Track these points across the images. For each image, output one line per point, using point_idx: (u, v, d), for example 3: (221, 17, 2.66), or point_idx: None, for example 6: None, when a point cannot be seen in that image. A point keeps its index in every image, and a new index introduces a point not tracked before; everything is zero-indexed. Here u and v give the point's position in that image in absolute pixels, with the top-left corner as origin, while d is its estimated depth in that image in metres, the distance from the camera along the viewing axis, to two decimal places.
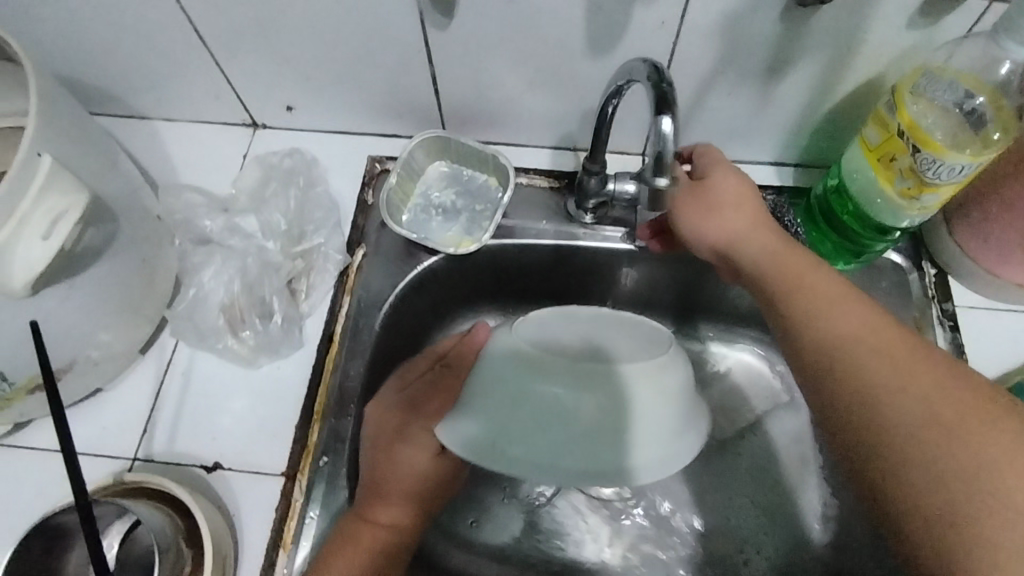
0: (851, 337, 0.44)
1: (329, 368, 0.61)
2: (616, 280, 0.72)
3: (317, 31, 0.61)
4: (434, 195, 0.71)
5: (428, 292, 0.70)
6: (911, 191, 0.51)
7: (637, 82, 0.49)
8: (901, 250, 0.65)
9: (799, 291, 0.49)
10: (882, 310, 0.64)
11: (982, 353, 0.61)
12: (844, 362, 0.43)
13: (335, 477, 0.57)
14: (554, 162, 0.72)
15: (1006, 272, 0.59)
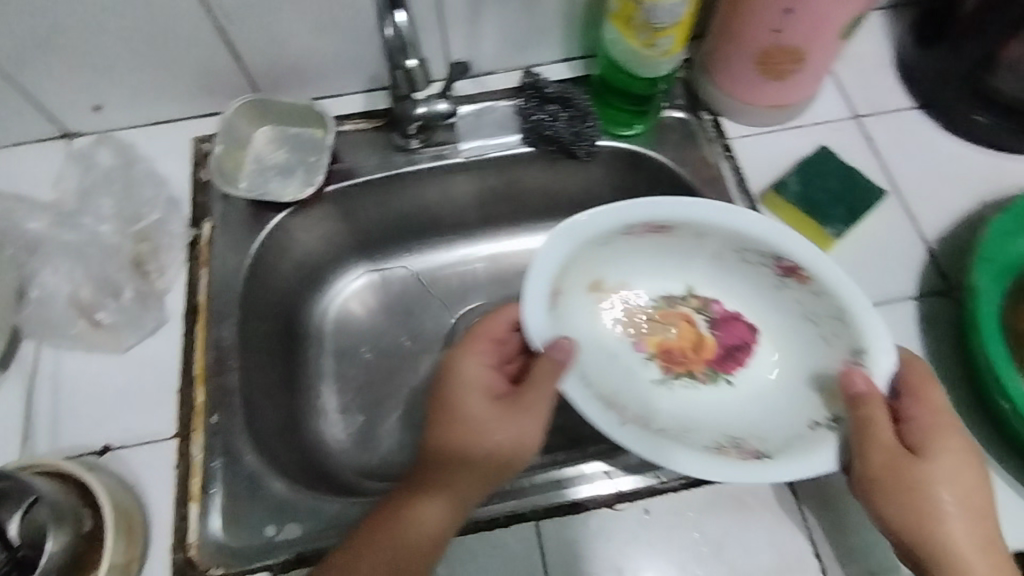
0: (937, 457, 0.51)
1: (202, 336, 0.64)
2: (461, 202, 0.83)
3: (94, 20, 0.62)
4: (266, 159, 0.74)
5: (292, 255, 0.77)
6: (650, 37, 0.60)
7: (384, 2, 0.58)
8: (681, 107, 0.75)
9: (944, 472, 0.50)
10: (676, 158, 0.74)
11: (758, 169, 0.71)
12: (924, 439, 0.52)
13: (229, 429, 0.60)
14: (372, 103, 0.77)
15: (757, 98, 0.70)
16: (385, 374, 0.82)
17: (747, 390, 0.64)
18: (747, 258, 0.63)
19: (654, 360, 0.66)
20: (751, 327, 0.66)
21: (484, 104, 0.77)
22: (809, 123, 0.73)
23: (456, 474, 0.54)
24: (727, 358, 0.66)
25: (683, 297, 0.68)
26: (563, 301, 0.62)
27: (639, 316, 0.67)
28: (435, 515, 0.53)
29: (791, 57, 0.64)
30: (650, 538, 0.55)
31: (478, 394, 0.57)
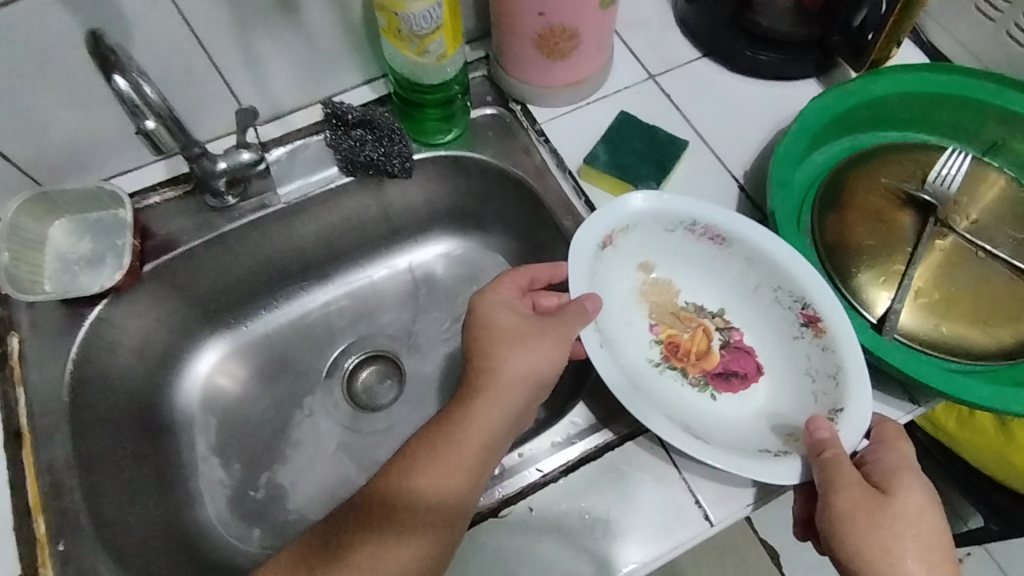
0: (908, 493, 0.49)
1: (31, 461, 0.59)
2: (303, 246, 0.80)
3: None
4: (67, 253, 0.69)
5: (130, 345, 0.72)
6: (415, 41, 0.60)
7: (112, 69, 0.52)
8: (490, 103, 0.77)
9: (907, 514, 0.48)
10: (497, 154, 0.75)
11: (573, 146, 0.73)
12: (885, 479, 0.50)
13: (80, 550, 0.56)
14: (175, 169, 0.73)
15: (552, 80, 0.72)
16: (267, 440, 0.78)
17: (724, 408, 0.60)
18: (778, 299, 0.61)
19: (659, 345, 0.63)
20: (756, 365, 0.62)
21: (294, 144, 0.75)
22: (611, 92, 0.75)
23: (447, 466, 0.53)
24: (722, 376, 0.62)
25: (711, 313, 0.65)
26: (609, 255, 0.62)
27: (668, 309, 0.65)
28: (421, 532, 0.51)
29: (564, 36, 0.66)
30: (538, 533, 0.55)
31: (507, 315, 0.58)
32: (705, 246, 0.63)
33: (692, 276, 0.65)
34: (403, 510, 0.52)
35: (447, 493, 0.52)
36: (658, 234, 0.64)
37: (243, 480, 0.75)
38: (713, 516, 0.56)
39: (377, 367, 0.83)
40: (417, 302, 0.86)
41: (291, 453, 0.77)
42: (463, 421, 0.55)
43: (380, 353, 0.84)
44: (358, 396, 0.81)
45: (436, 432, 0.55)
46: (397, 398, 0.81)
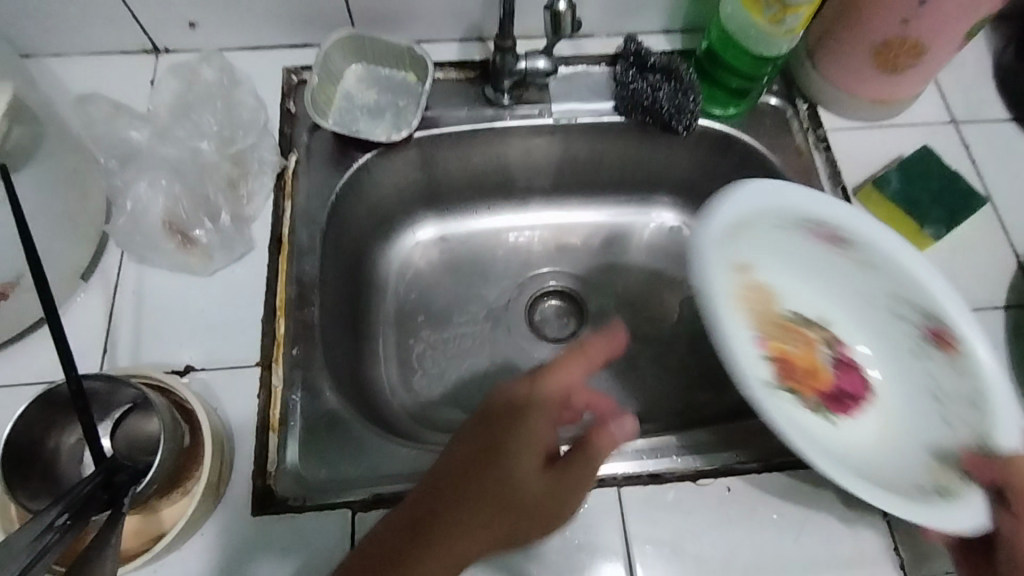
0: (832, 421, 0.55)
1: (284, 268, 0.63)
2: (541, 165, 0.80)
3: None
4: (356, 97, 0.72)
5: (368, 199, 0.75)
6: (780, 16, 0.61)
7: None
8: (777, 93, 0.75)
9: None
10: (769, 145, 0.73)
11: (854, 163, 0.71)
12: None
13: (309, 363, 0.60)
14: (467, 54, 0.75)
15: (861, 91, 0.70)
16: (447, 330, 0.79)
17: (845, 435, 0.54)
18: (902, 316, 0.58)
19: (771, 363, 0.51)
20: (867, 384, 0.59)
21: (578, 69, 0.76)
22: (904, 123, 0.73)
23: (535, 446, 0.45)
24: (839, 399, 0.57)
25: (813, 321, 0.60)
26: (887, 370, 0.59)
27: (771, 319, 0.55)
28: (586, 475, 0.47)
29: (910, 50, 0.64)
30: (730, 515, 0.56)
31: (533, 458, 0.45)
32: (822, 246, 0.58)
33: (806, 285, 0.60)
34: (574, 465, 0.46)
35: (526, 481, 0.45)
36: (785, 237, 0.57)
37: (416, 359, 0.77)
38: (908, 569, 0.54)
39: (563, 307, 0.82)
40: (618, 258, 0.84)
41: (466, 350, 0.78)
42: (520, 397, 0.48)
43: (569, 292, 0.83)
44: (537, 325, 0.81)
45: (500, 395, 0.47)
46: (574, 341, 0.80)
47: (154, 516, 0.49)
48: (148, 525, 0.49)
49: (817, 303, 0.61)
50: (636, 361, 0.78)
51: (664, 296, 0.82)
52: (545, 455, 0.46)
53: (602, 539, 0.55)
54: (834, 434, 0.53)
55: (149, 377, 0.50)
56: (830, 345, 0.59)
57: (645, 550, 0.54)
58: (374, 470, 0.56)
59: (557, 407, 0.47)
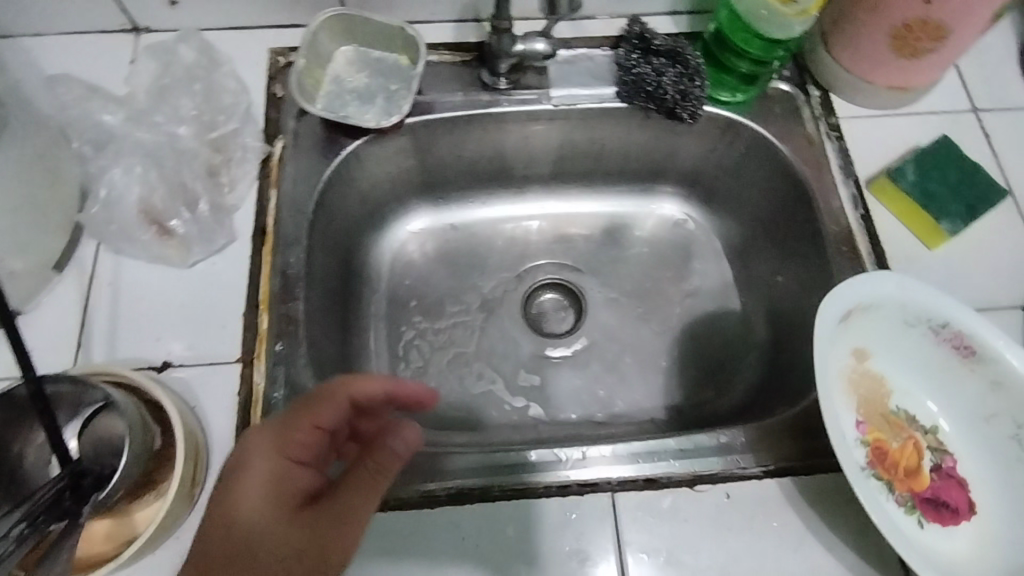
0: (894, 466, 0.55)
1: (268, 260, 0.60)
2: (539, 153, 0.77)
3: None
4: (346, 81, 0.69)
5: (359, 188, 0.72)
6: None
7: None
8: (788, 79, 0.71)
9: None
10: (778, 134, 0.70)
11: (868, 153, 0.67)
12: None
13: (293, 360, 0.57)
14: (463, 35, 0.72)
15: (877, 77, 0.66)
16: (440, 324, 0.76)
17: (931, 540, 0.52)
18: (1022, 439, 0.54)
19: (865, 447, 0.55)
20: (971, 502, 0.55)
21: (579, 52, 0.72)
22: (922, 111, 0.69)
23: (288, 484, 0.45)
24: (931, 504, 0.54)
25: (924, 427, 0.58)
26: (986, 478, 0.56)
27: (879, 410, 0.57)
28: (365, 491, 0.46)
29: (932, 32, 0.60)
30: (730, 523, 0.53)
31: (298, 442, 0.47)
32: (943, 352, 0.57)
33: (927, 392, 0.59)
34: (337, 494, 0.45)
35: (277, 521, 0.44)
36: (893, 325, 0.57)
37: (408, 354, 0.74)
38: None
39: (562, 301, 0.80)
40: (618, 250, 0.81)
41: (460, 345, 0.75)
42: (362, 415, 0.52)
43: (568, 285, 0.80)
44: (534, 319, 0.78)
45: (297, 405, 0.48)
46: (573, 337, 0.77)
47: (125, 523, 0.46)
48: (120, 532, 0.46)
49: (915, 398, 0.59)
50: (636, 358, 0.75)
51: (667, 290, 0.79)
52: (306, 489, 0.46)
53: (596, 547, 0.52)
54: (914, 533, 0.52)
55: (114, 373, 0.48)
56: (935, 452, 0.57)
57: (640, 559, 0.52)
58: None
59: (311, 431, 0.47)
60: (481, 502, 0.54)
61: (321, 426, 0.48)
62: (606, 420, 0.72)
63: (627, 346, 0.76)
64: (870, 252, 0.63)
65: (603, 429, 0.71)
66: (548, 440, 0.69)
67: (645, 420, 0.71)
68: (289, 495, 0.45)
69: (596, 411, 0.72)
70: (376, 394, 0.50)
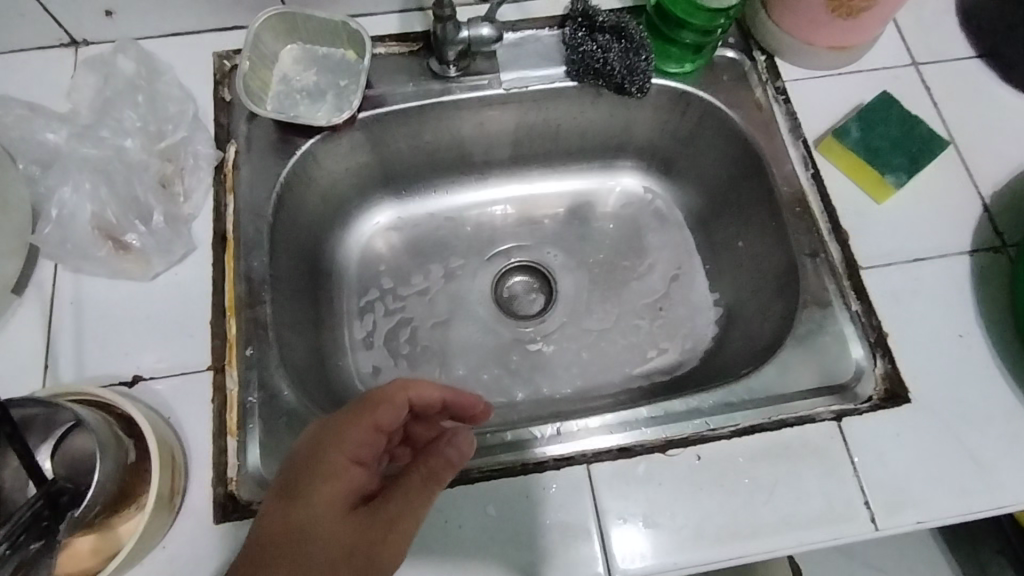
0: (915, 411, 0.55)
1: (230, 266, 0.60)
2: (496, 138, 0.77)
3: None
4: (294, 80, 0.68)
5: (319, 186, 0.72)
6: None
7: None
8: (734, 46, 0.72)
9: None
10: (727, 101, 0.71)
11: (814, 114, 0.69)
12: None
13: (264, 363, 0.58)
14: (408, 25, 0.71)
15: (818, 38, 0.67)
16: (413, 315, 0.77)
17: None
18: None
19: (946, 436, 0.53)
20: None
21: (526, 33, 0.72)
22: (864, 69, 0.70)
23: (344, 481, 0.44)
24: None
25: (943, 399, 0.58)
26: None
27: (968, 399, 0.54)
28: (419, 498, 0.45)
29: None
30: (704, 482, 0.55)
31: (355, 446, 0.45)
32: None
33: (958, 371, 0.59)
34: (395, 497, 0.45)
35: (332, 513, 0.43)
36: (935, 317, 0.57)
37: (383, 347, 0.75)
38: (880, 521, 0.54)
39: (533, 283, 0.81)
40: (583, 228, 0.82)
41: (434, 334, 0.76)
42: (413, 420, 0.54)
43: (536, 266, 0.81)
44: (505, 302, 0.79)
45: (363, 398, 0.47)
46: (545, 317, 0.78)
47: (110, 538, 0.46)
48: (106, 545, 0.46)
49: None
50: (608, 332, 0.77)
51: (632, 263, 0.80)
52: (362, 488, 0.45)
53: (575, 517, 0.54)
54: None
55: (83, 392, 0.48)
56: None
57: (619, 524, 0.54)
58: None
59: (371, 431, 0.46)
60: (462, 485, 0.55)
61: (382, 426, 0.47)
62: (584, 395, 0.74)
63: (597, 321, 0.78)
64: (822, 211, 0.65)
65: (580, 404, 0.73)
66: (526, 419, 0.71)
67: (620, 393, 0.73)
68: (341, 497, 0.44)
69: (572, 387, 0.74)
70: (434, 400, 0.50)
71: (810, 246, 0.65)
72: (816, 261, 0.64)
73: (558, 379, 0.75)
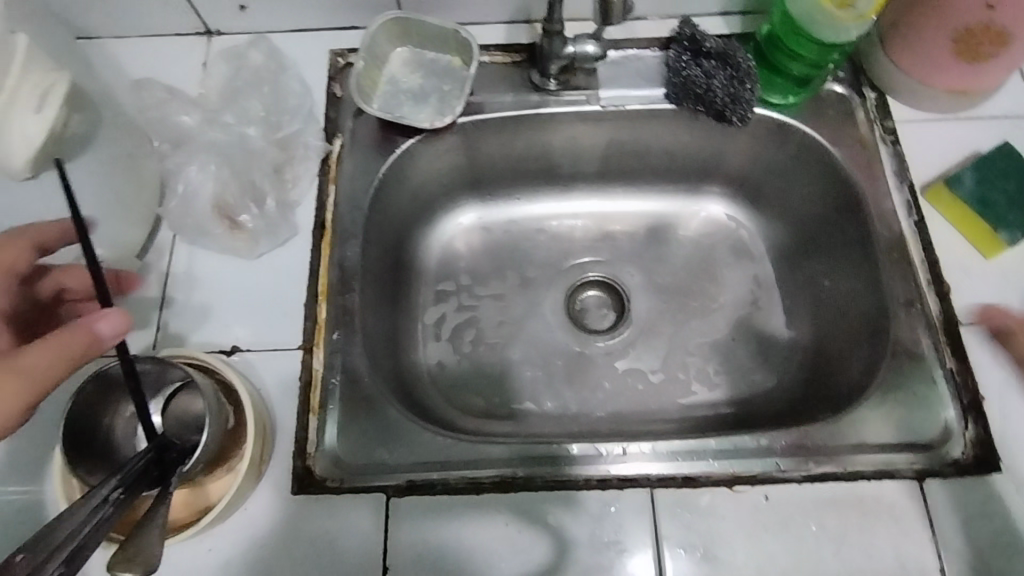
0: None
1: (327, 253, 0.64)
2: (586, 154, 0.78)
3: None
4: (401, 81, 0.71)
5: (413, 185, 0.75)
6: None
7: None
8: (842, 81, 0.70)
9: None
10: (831, 136, 0.69)
11: (922, 158, 0.67)
12: None
13: (348, 348, 0.60)
14: (514, 36, 0.73)
15: (936, 81, 0.65)
16: (486, 317, 0.79)
17: None
18: None
19: None
20: None
21: (629, 53, 0.73)
22: (980, 116, 0.67)
23: None
24: None
25: None
26: None
27: None
28: None
29: (995, 38, 0.59)
30: (770, 523, 0.54)
31: None
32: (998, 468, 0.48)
33: None
34: None
35: None
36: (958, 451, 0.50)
37: (455, 345, 0.77)
38: None
39: (605, 299, 0.81)
40: (661, 249, 0.82)
41: (505, 338, 0.78)
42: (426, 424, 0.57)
43: (610, 283, 0.81)
44: (576, 315, 0.80)
45: None
46: (615, 333, 0.78)
47: (201, 493, 0.51)
48: (197, 499, 0.50)
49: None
50: (677, 357, 0.76)
51: (709, 290, 0.79)
52: None
53: (634, 539, 0.54)
54: None
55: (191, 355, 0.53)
56: None
57: (676, 554, 0.54)
58: (410, 455, 0.57)
59: None
60: (525, 491, 0.56)
61: None
62: (646, 416, 0.73)
63: (667, 345, 0.77)
64: (922, 260, 0.63)
65: (644, 427, 0.73)
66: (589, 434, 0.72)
67: (685, 420, 0.73)
68: None
69: (636, 407, 0.74)
70: None
71: (905, 295, 0.62)
72: (910, 311, 0.62)
73: (622, 397, 0.75)
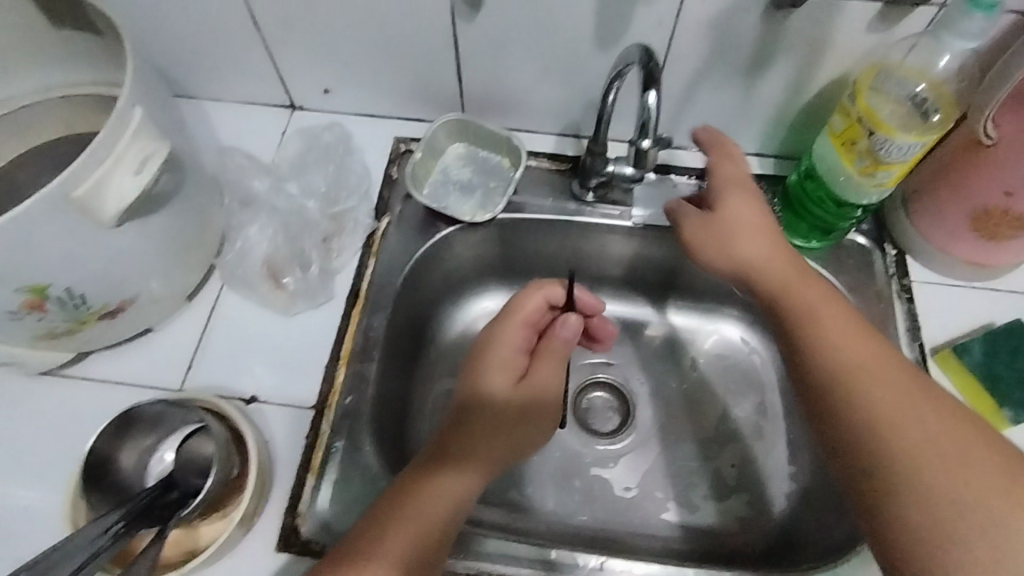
0: (861, 370, 0.52)
1: (355, 320, 0.68)
2: (613, 262, 0.83)
3: (354, 13, 0.66)
4: (452, 173, 0.78)
5: (446, 265, 0.79)
6: (881, 139, 0.57)
7: (633, 65, 0.57)
8: (865, 232, 0.73)
9: (860, 395, 0.51)
10: (848, 284, 0.72)
11: (935, 321, 0.69)
12: (841, 370, 0.53)
13: (358, 413, 0.64)
14: (561, 148, 0.80)
15: (955, 250, 0.67)
16: None
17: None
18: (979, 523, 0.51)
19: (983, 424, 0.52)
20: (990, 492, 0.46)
21: (666, 176, 0.78)
22: (995, 289, 0.70)
23: None
24: None
25: None
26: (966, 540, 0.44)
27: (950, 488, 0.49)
28: None
29: (1012, 222, 0.61)
30: None
31: None
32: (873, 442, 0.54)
33: None
34: None
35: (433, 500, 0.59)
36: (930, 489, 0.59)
37: None
38: None
39: (611, 402, 0.83)
40: (673, 362, 0.84)
41: None
42: (468, 447, 0.63)
43: (617, 387, 0.83)
44: (581, 413, 0.82)
45: None
46: (616, 438, 0.80)
47: (192, 535, 0.53)
48: (186, 542, 0.53)
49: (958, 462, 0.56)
50: (673, 473, 0.77)
51: (715, 411, 0.81)
52: None
53: None
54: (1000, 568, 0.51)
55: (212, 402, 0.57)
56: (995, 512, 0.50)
57: None
58: None
59: None
60: None
61: None
62: (632, 528, 0.74)
63: (666, 459, 0.78)
64: None
65: (630, 537, 0.74)
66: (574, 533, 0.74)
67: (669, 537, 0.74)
68: None
69: (626, 516, 0.75)
70: None
71: None
72: None
73: (612, 504, 0.76)
